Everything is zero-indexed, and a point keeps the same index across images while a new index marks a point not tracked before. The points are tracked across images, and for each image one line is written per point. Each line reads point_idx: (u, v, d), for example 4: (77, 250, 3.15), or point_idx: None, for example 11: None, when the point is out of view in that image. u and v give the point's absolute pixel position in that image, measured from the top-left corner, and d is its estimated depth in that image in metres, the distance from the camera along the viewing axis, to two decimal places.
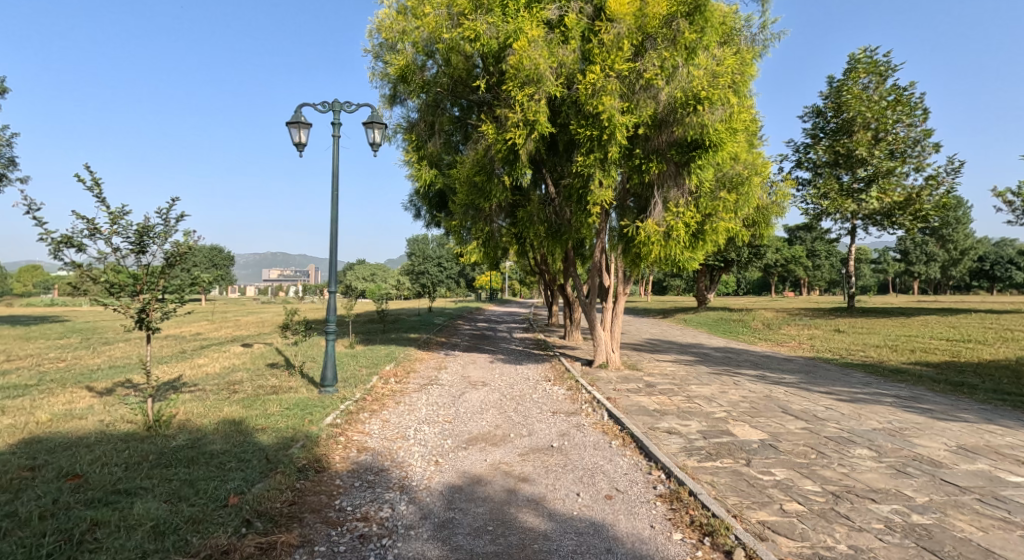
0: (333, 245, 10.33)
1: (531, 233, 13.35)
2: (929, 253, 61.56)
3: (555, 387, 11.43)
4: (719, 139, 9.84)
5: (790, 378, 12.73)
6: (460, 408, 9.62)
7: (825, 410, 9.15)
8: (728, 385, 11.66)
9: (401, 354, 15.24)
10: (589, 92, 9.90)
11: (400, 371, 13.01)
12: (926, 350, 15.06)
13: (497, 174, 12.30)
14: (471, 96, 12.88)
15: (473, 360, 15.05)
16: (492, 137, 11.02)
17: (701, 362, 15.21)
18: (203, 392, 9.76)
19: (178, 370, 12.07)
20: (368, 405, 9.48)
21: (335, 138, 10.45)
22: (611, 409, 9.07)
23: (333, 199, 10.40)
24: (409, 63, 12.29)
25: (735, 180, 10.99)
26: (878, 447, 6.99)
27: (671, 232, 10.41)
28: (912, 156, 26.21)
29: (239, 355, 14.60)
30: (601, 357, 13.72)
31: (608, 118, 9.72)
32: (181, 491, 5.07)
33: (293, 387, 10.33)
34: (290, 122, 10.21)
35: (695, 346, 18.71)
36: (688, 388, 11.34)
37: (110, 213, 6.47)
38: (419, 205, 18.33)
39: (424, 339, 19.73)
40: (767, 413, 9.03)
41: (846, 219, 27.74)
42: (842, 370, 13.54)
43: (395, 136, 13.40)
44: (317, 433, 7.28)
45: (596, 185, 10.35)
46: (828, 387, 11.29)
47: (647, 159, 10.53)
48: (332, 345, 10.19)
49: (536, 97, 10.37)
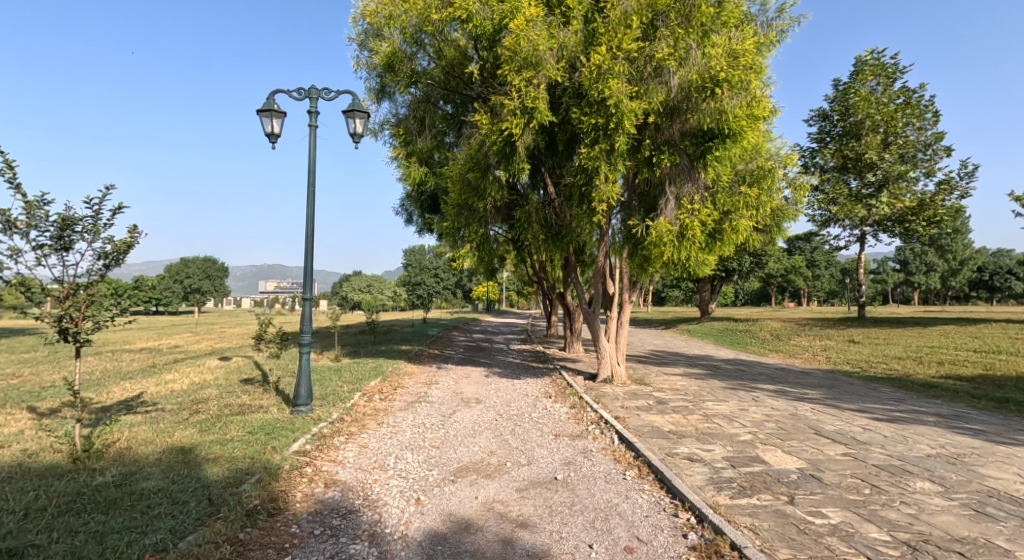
0: (310, 247, 9.30)
1: (529, 237, 12.31)
2: (929, 263, 60.82)
3: (557, 405, 10.31)
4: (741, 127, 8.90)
5: (813, 393, 11.64)
6: (451, 430, 8.50)
7: (864, 431, 8.07)
8: (748, 401, 10.59)
9: (390, 368, 14.12)
10: (594, 75, 8.96)
11: (387, 386, 11.90)
12: (954, 363, 13.99)
13: (492, 171, 11.34)
14: (465, 89, 12.15)
15: (467, 374, 13.92)
16: (487, 129, 10.05)
17: (713, 376, 14.12)
18: (160, 411, 8.61)
19: (140, 387, 10.89)
20: (346, 427, 8.35)
21: (312, 128, 9.43)
22: (622, 431, 7.97)
23: (310, 195, 9.36)
24: (397, 50, 11.35)
25: (757, 174, 9.88)
26: (941, 480, 5.90)
27: (685, 231, 9.37)
28: (923, 161, 25.41)
29: (213, 369, 13.42)
30: (606, 371, 12.63)
31: (614, 105, 8.78)
32: (82, 551, 3.98)
33: (264, 406, 9.19)
34: (261, 111, 9.19)
35: (703, 359, 17.64)
36: (703, 406, 10.23)
37: (26, 202, 5.47)
38: (410, 209, 17.35)
39: (416, 351, 18.60)
40: (799, 435, 7.93)
41: (855, 226, 26.80)
42: (868, 385, 12.48)
43: (381, 131, 12.38)
44: (278, 464, 6.14)
45: (601, 180, 9.40)
46: (858, 405, 10.20)
47: (658, 151, 9.53)
48: (306, 359, 9.03)
49: (535, 82, 9.42)
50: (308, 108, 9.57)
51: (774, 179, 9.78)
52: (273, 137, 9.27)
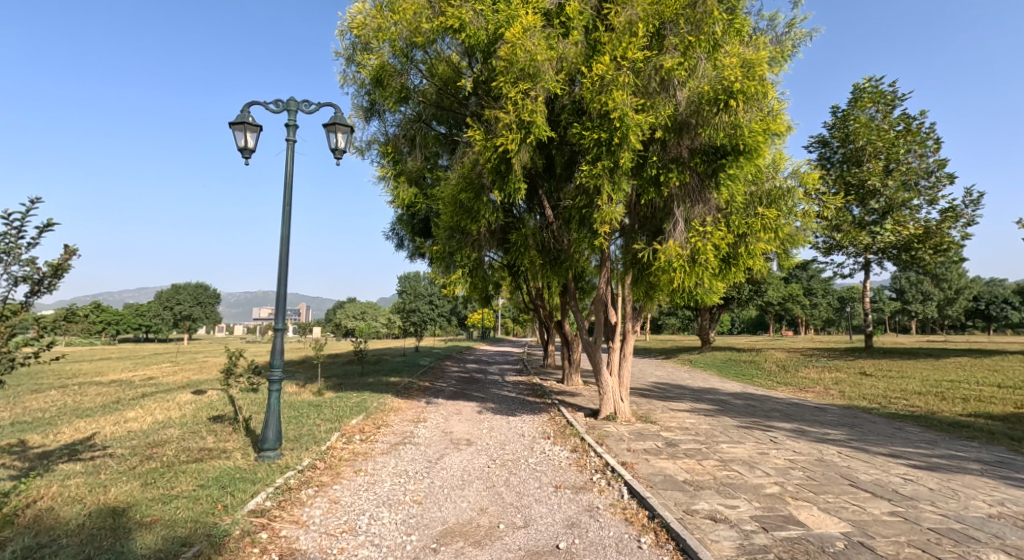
0: (283, 272, 8.44)
1: (525, 262, 11.48)
2: (925, 292, 60.30)
3: (556, 448, 9.31)
4: (758, 142, 8.14)
5: (835, 433, 10.68)
6: (437, 480, 7.49)
7: (906, 483, 7.14)
8: (766, 444, 9.64)
9: (375, 404, 13.08)
10: (596, 87, 8.27)
11: (370, 425, 10.88)
12: (981, 399, 13.08)
13: (487, 193, 10.54)
14: (459, 105, 11.49)
15: (459, 411, 12.89)
16: (480, 145, 9.29)
17: (723, 412, 13.16)
18: (105, 458, 7.55)
19: (94, 427, 9.79)
20: (318, 476, 7.33)
21: (290, 143, 8.63)
22: (631, 483, 7.00)
23: (286, 215, 8.56)
24: (385, 65, 10.65)
25: (774, 194, 9.00)
26: (1018, 552, 4.98)
27: (697, 255, 8.53)
28: (925, 189, 24.96)
29: (181, 405, 12.31)
30: (609, 407, 11.68)
31: (619, 118, 8.06)
32: None
33: (228, 451, 8.15)
34: (233, 123, 8.39)
35: (710, 393, 16.68)
36: (718, 449, 9.26)
37: None
38: (401, 233, 16.55)
39: (405, 384, 17.52)
40: (833, 488, 6.98)
41: (859, 254, 26.16)
42: (892, 424, 11.57)
43: (368, 149, 11.61)
44: (226, 530, 5.13)
45: (604, 200, 8.60)
46: (889, 449, 9.27)
47: (665, 168, 8.75)
48: (275, 399, 8.03)
49: (532, 95, 8.69)
50: (286, 121, 8.80)
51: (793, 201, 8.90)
52: (247, 152, 8.48)
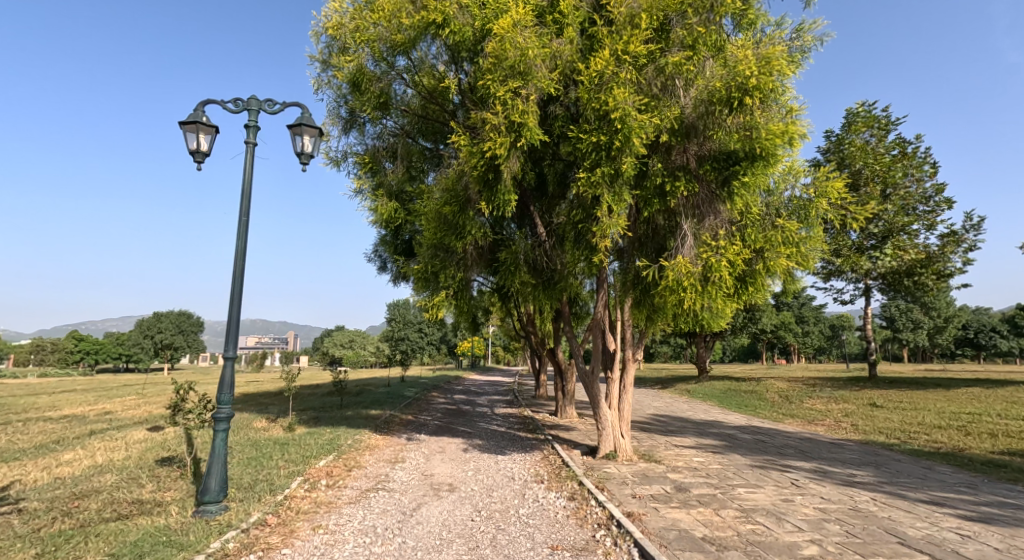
0: (237, 293, 7.36)
1: (514, 283, 10.47)
2: (915, 320, 57.88)
3: (551, 494, 8.14)
4: (779, 145, 7.12)
5: (861, 475, 9.59)
6: (411, 538, 6.30)
7: (965, 541, 6.08)
8: (789, 488, 8.54)
9: (350, 442, 11.82)
10: (594, 84, 7.39)
11: (340, 468, 9.65)
12: (1010, 435, 12.07)
13: (473, 207, 9.63)
14: (446, 114, 10.63)
15: (442, 449, 11.66)
16: (465, 152, 8.35)
17: (732, 449, 12.05)
18: (11, 517, 6.31)
19: (14, 474, 8.45)
20: (268, 536, 6.13)
21: (250, 146, 7.61)
22: (643, 543, 5.86)
23: (243, 228, 7.54)
24: (362, 67, 9.72)
25: (795, 206, 7.87)
26: None
27: (709, 273, 7.53)
28: (924, 214, 24.11)
29: (128, 446, 10.95)
30: (608, 445, 10.52)
31: (620, 119, 7.15)
32: None
33: (165, 505, 6.92)
34: (183, 123, 7.37)
35: (713, 426, 15.57)
36: (736, 495, 8.14)
37: None
38: (384, 255, 15.51)
39: (386, 417, 16.26)
40: (882, 547, 5.90)
41: (859, 279, 25.41)
42: (921, 463, 10.54)
43: (344, 161, 10.63)
44: None
45: (604, 212, 7.66)
46: (928, 494, 8.21)
47: (671, 176, 7.81)
48: (221, 441, 6.81)
49: (524, 95, 7.77)
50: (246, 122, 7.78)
51: (825, 209, 7.67)
52: (199, 156, 7.45)
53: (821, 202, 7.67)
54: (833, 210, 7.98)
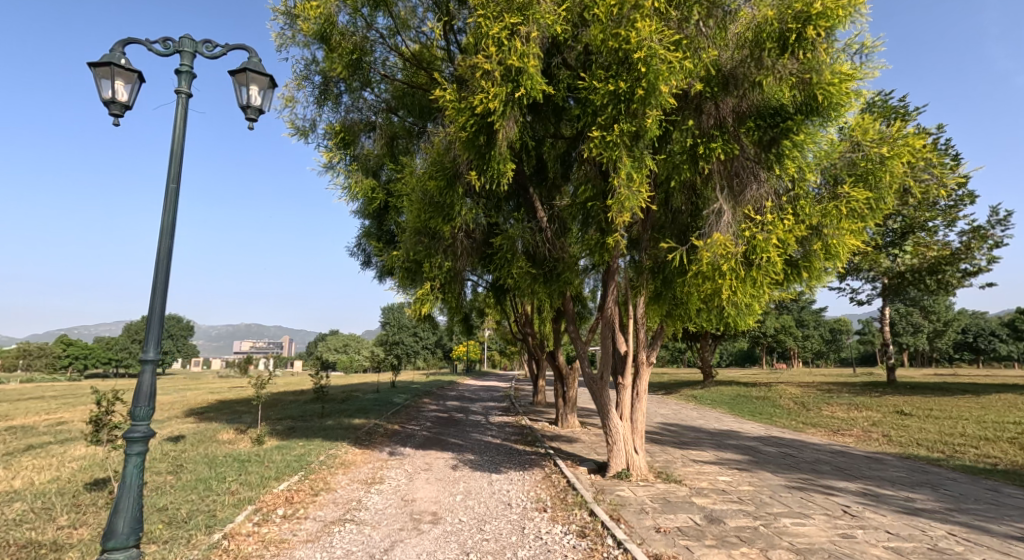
0: (160, 279, 5.82)
1: (510, 276, 8.98)
2: (915, 324, 56.36)
3: (558, 528, 6.64)
4: (843, 93, 5.75)
5: (921, 499, 8.11)
6: None
7: None
8: (843, 519, 7.06)
9: (322, 457, 10.30)
10: (612, 15, 5.96)
11: (305, 491, 8.13)
12: None
13: (463, 182, 8.17)
14: (431, 78, 9.18)
15: (427, 466, 10.14)
16: (452, 109, 6.90)
17: (759, 465, 10.58)
18: None
19: None
20: None
21: (182, 96, 6.11)
22: None
23: (172, 198, 6.01)
24: (330, 18, 8.16)
25: (857, 168, 6.34)
26: None
27: (753, 255, 6.13)
28: (943, 209, 22.58)
29: (58, 465, 9.39)
30: (620, 462, 8.99)
31: (644, 59, 5.72)
32: None
33: (62, 552, 5.39)
34: (93, 65, 5.83)
35: (730, 437, 14.10)
36: (783, 528, 6.65)
37: None
38: (367, 248, 14.01)
39: (369, 427, 14.71)
40: None
41: (876, 277, 23.92)
42: (982, 483, 9.10)
43: (312, 132, 9.13)
44: None
45: (622, 179, 6.19)
46: (1015, 528, 6.75)
47: (706, 137, 6.36)
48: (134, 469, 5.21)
49: (525, 34, 6.34)
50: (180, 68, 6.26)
51: (898, 175, 6.13)
52: (115, 108, 5.95)
53: (895, 165, 6.05)
54: (906, 176, 6.44)
